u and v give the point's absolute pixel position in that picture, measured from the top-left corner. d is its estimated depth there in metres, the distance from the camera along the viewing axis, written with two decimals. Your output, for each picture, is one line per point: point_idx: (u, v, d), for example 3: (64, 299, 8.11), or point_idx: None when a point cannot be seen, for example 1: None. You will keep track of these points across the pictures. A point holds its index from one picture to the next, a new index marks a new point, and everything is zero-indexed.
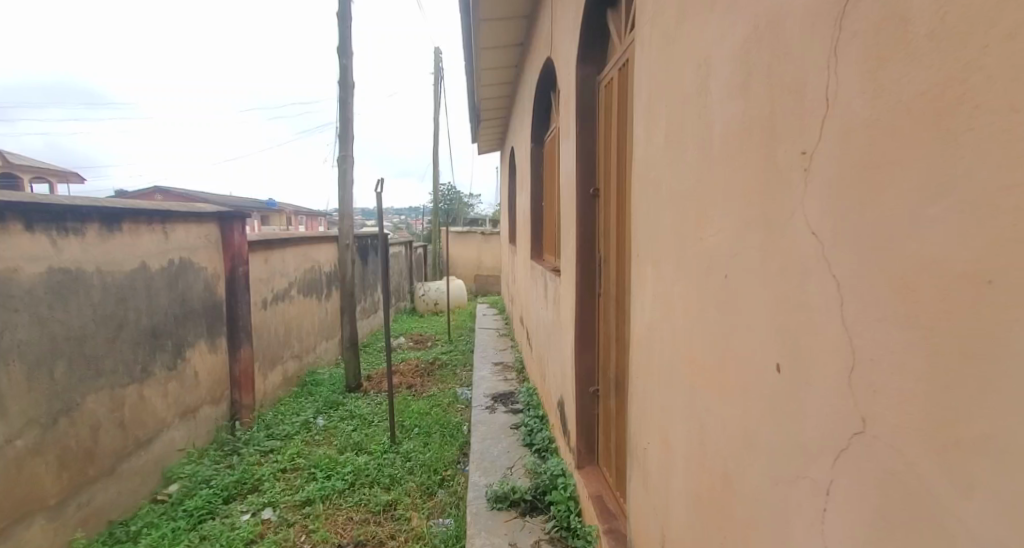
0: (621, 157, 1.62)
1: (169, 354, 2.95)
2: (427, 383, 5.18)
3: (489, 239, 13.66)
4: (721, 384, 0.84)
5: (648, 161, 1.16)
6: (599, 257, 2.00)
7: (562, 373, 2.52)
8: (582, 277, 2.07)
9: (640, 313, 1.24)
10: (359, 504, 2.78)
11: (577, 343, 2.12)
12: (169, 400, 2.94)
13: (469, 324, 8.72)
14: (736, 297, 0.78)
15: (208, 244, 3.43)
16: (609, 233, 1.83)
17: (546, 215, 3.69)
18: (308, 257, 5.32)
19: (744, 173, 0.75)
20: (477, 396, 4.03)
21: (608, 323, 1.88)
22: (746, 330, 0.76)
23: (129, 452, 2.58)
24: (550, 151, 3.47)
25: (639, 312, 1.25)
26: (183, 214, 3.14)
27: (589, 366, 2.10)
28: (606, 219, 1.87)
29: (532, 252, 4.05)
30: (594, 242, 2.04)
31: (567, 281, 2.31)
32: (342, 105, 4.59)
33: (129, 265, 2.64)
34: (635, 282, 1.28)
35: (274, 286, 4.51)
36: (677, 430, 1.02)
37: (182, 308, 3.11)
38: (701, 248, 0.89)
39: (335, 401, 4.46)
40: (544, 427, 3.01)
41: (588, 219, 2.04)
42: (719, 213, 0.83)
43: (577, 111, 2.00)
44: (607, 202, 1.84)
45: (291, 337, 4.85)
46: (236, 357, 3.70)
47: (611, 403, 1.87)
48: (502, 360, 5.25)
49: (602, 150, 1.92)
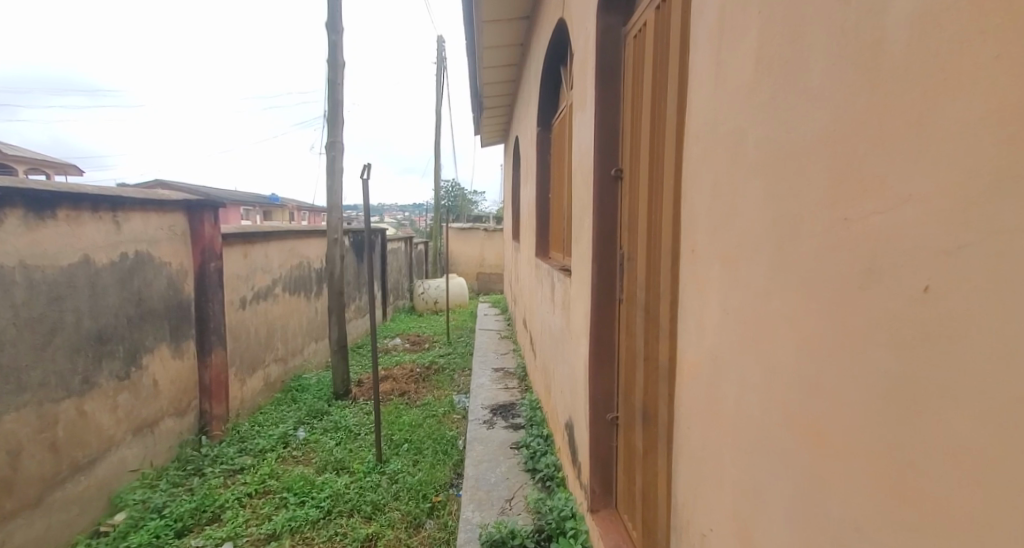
0: (657, 122, 1.23)
1: (120, 361, 2.59)
2: (421, 390, 4.80)
3: (492, 236, 13.25)
4: (892, 495, 0.44)
5: (718, 106, 0.76)
6: (621, 254, 1.60)
7: (571, 392, 2.13)
8: (598, 279, 1.68)
9: (697, 337, 0.83)
10: (333, 538, 2.40)
11: (590, 359, 1.72)
12: (119, 415, 2.59)
13: (471, 324, 8.34)
14: (951, 332, 0.38)
15: (173, 236, 3.06)
16: (637, 224, 1.43)
17: (553, 210, 3.30)
18: (294, 252, 4.93)
19: (982, 81, 0.36)
20: (474, 408, 3.61)
21: (633, 338, 1.48)
22: (989, 408, 0.35)
23: (63, 479, 2.25)
24: (559, 135, 3.06)
25: (694, 333, 0.84)
26: (141, 202, 2.77)
27: (606, 388, 1.70)
28: (633, 206, 1.47)
29: (538, 250, 3.65)
30: (614, 236, 1.65)
31: (579, 284, 1.91)
32: (331, 87, 4.20)
33: (65, 260, 2.28)
34: (687, 290, 0.88)
35: (255, 283, 4.13)
36: (773, 536, 0.62)
37: (140, 308, 2.75)
38: (836, 235, 0.50)
39: (319, 410, 4.08)
40: (549, 449, 2.61)
41: (607, 207, 1.64)
42: (894, 164, 0.43)
43: (596, 72, 1.60)
44: (635, 185, 1.44)
45: (274, 339, 4.47)
46: (206, 364, 3.33)
47: (635, 438, 1.46)
48: (504, 366, 4.85)
49: (627, 120, 1.51)
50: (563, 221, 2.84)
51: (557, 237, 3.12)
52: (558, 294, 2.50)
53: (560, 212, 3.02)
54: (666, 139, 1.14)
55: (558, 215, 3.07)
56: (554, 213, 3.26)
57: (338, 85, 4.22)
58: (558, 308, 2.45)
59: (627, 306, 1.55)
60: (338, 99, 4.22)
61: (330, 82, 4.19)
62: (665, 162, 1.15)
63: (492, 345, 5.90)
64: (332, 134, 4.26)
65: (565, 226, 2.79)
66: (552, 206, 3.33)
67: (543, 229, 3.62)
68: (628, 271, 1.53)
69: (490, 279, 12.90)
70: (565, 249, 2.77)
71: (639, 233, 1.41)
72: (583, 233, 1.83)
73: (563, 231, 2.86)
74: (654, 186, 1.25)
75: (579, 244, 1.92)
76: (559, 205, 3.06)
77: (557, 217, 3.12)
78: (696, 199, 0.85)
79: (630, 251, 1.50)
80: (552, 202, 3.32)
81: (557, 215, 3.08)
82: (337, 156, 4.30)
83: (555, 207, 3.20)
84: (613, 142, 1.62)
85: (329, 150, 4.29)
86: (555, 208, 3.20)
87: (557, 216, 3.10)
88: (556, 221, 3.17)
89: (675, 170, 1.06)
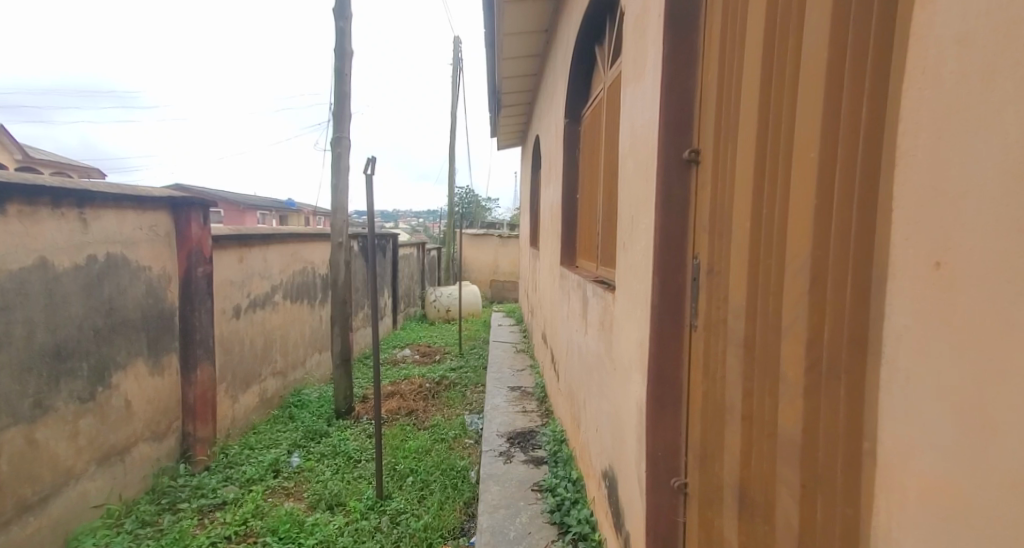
0: (786, 71, 0.83)
1: (83, 380, 2.24)
2: (430, 409, 4.41)
3: (507, 242, 12.89)
4: None
5: None
6: (696, 266, 1.19)
7: (613, 435, 1.72)
8: (660, 299, 1.27)
9: (977, 442, 0.43)
10: None
11: (648, 402, 1.31)
12: (81, 442, 2.23)
13: (484, 335, 7.95)
14: None
15: (154, 237, 2.72)
16: (731, 225, 1.02)
17: (583, 213, 2.90)
18: (297, 257, 4.60)
19: None
20: (487, 436, 3.20)
21: (719, 384, 1.07)
22: None
23: (6, 522, 1.90)
24: (592, 127, 2.68)
25: (964, 430, 0.43)
26: (116, 198, 2.44)
27: (670, 443, 1.28)
28: (723, 202, 1.06)
29: (562, 259, 3.25)
30: (685, 242, 1.24)
31: (628, 303, 1.50)
32: (337, 78, 3.88)
33: (16, 262, 1.95)
34: (939, 341, 0.46)
35: (251, 290, 3.79)
36: None
37: (110, 319, 2.41)
38: None
39: (317, 431, 3.71)
40: (579, 497, 2.20)
41: (675, 202, 1.24)
42: None
43: (667, 24, 1.21)
44: (727, 171, 1.03)
45: (272, 351, 4.13)
46: (190, 381, 2.98)
47: (721, 525, 1.04)
48: (521, 384, 4.43)
49: (712, 84, 1.11)
50: (598, 224, 2.44)
51: (588, 245, 2.72)
52: (592, 310, 2.10)
53: (591, 215, 2.62)
54: (820, 89, 0.73)
55: (589, 220, 2.68)
56: (584, 217, 2.87)
57: (345, 76, 3.90)
58: (594, 327, 2.05)
59: (707, 337, 1.13)
60: (345, 91, 3.90)
61: (337, 73, 3.87)
62: (814, 127, 0.75)
63: (508, 359, 5.49)
64: (338, 129, 3.93)
65: (599, 231, 2.39)
66: (582, 208, 2.94)
67: (569, 235, 3.22)
68: (711, 291, 1.12)
69: (504, 286, 12.51)
70: (600, 259, 2.38)
71: (735, 238, 1.00)
72: (638, 239, 1.42)
73: (596, 236, 2.47)
74: (781, 167, 0.84)
75: (628, 252, 1.51)
76: (590, 207, 2.67)
77: (587, 222, 2.74)
78: (973, 163, 0.43)
79: (715, 263, 1.09)
80: (582, 204, 2.94)
81: (589, 219, 2.70)
82: (344, 153, 3.97)
83: (585, 211, 2.82)
84: (685, 116, 1.22)
85: (334, 147, 3.96)
86: (585, 211, 2.81)
87: (588, 220, 2.71)
88: (585, 226, 2.79)
89: (855, 133, 0.66)
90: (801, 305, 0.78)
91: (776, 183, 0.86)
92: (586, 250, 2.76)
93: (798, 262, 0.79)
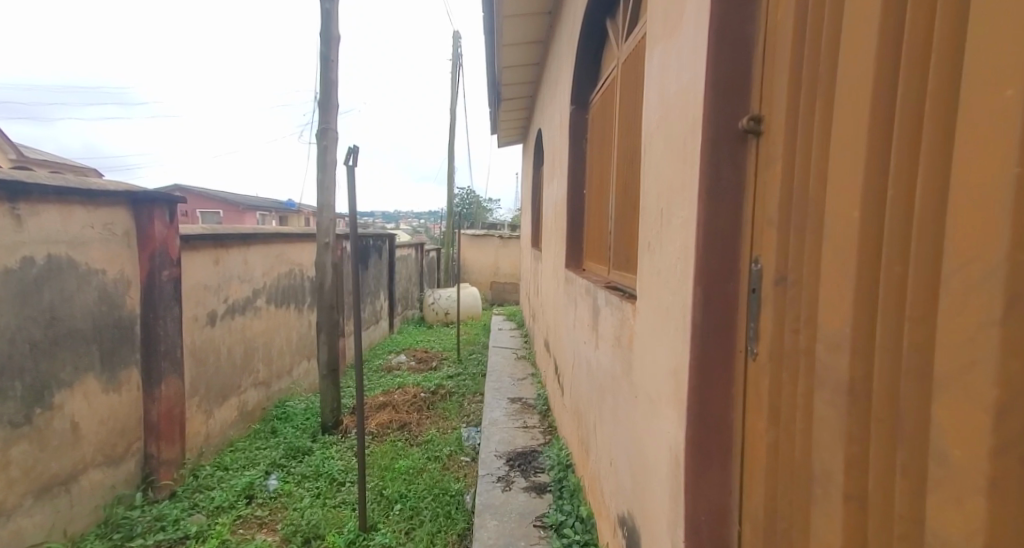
0: None
1: (17, 402, 1.95)
2: (424, 422, 4.12)
3: (508, 243, 12.59)
4: None
5: None
6: (756, 274, 0.90)
7: (632, 478, 1.41)
8: (705, 317, 0.97)
9: None
10: None
11: (686, 449, 1.00)
12: (13, 474, 1.93)
13: (483, 340, 7.65)
14: None
15: (109, 237, 2.43)
16: (821, 216, 0.72)
17: (592, 211, 2.59)
18: (282, 259, 4.30)
19: None
20: (484, 456, 2.89)
21: (799, 440, 0.76)
22: None
23: None
24: (603, 112, 2.37)
25: None
26: (61, 193, 2.15)
27: (716, 507, 0.97)
28: (805, 186, 0.76)
29: (568, 261, 2.95)
30: (739, 243, 0.94)
31: (657, 318, 1.19)
32: (323, 65, 3.58)
33: None
34: None
35: (229, 294, 3.49)
36: None
37: (52, 331, 2.11)
38: None
39: (299, 449, 3.41)
40: (590, 540, 1.89)
41: (725, 188, 0.94)
42: None
43: None
44: (815, 142, 0.74)
45: (253, 360, 3.83)
46: (153, 397, 2.68)
47: None
48: (521, 396, 4.13)
49: (786, 27, 0.82)
50: (611, 222, 2.13)
51: (598, 245, 2.42)
52: (605, 320, 1.80)
53: (603, 213, 2.32)
54: None
55: (600, 218, 2.37)
56: (593, 215, 2.57)
57: (331, 63, 3.60)
58: (608, 340, 1.75)
59: (776, 371, 0.83)
60: (332, 78, 3.60)
61: (322, 59, 3.58)
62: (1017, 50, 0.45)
63: (508, 367, 5.18)
64: (325, 120, 3.63)
65: (613, 230, 2.07)
66: (590, 205, 2.63)
67: (575, 235, 2.91)
68: (783, 309, 0.81)
69: (505, 288, 12.21)
70: (613, 263, 2.07)
71: (829, 234, 0.70)
72: (671, 236, 1.11)
73: (609, 235, 2.16)
74: (937, 122, 0.54)
75: (657, 253, 1.21)
76: (601, 203, 2.37)
77: (597, 220, 2.45)
78: None
79: (791, 271, 0.79)
80: (591, 201, 2.63)
81: (599, 218, 2.40)
82: (330, 147, 3.67)
83: (594, 208, 2.53)
84: (739, 75, 0.92)
85: (319, 141, 3.66)
86: (594, 209, 2.52)
87: (598, 218, 2.41)
88: (595, 225, 2.49)
89: None
90: (983, 344, 0.48)
91: (930, 148, 0.55)
92: (596, 252, 2.46)
93: (975, 275, 0.48)
